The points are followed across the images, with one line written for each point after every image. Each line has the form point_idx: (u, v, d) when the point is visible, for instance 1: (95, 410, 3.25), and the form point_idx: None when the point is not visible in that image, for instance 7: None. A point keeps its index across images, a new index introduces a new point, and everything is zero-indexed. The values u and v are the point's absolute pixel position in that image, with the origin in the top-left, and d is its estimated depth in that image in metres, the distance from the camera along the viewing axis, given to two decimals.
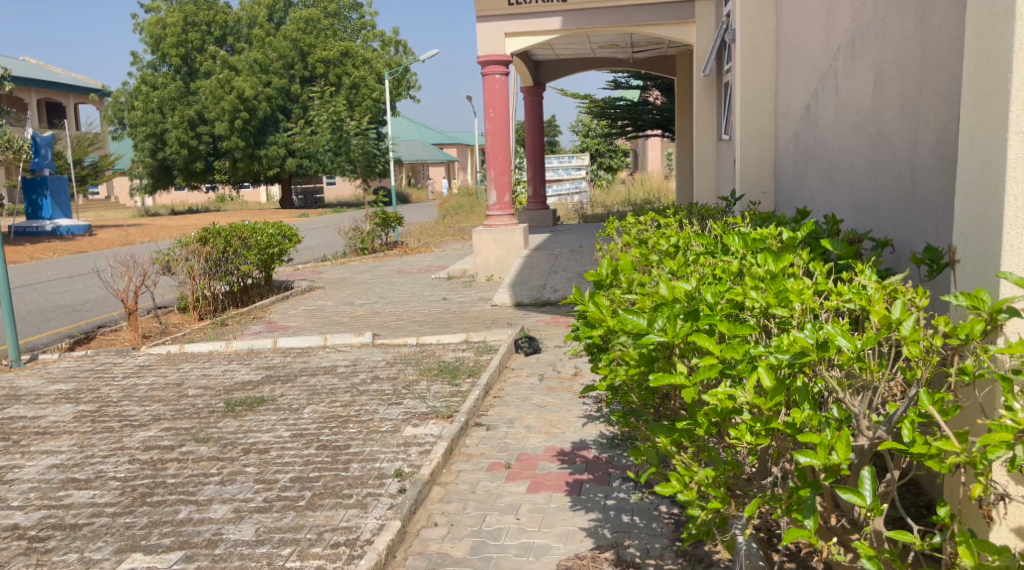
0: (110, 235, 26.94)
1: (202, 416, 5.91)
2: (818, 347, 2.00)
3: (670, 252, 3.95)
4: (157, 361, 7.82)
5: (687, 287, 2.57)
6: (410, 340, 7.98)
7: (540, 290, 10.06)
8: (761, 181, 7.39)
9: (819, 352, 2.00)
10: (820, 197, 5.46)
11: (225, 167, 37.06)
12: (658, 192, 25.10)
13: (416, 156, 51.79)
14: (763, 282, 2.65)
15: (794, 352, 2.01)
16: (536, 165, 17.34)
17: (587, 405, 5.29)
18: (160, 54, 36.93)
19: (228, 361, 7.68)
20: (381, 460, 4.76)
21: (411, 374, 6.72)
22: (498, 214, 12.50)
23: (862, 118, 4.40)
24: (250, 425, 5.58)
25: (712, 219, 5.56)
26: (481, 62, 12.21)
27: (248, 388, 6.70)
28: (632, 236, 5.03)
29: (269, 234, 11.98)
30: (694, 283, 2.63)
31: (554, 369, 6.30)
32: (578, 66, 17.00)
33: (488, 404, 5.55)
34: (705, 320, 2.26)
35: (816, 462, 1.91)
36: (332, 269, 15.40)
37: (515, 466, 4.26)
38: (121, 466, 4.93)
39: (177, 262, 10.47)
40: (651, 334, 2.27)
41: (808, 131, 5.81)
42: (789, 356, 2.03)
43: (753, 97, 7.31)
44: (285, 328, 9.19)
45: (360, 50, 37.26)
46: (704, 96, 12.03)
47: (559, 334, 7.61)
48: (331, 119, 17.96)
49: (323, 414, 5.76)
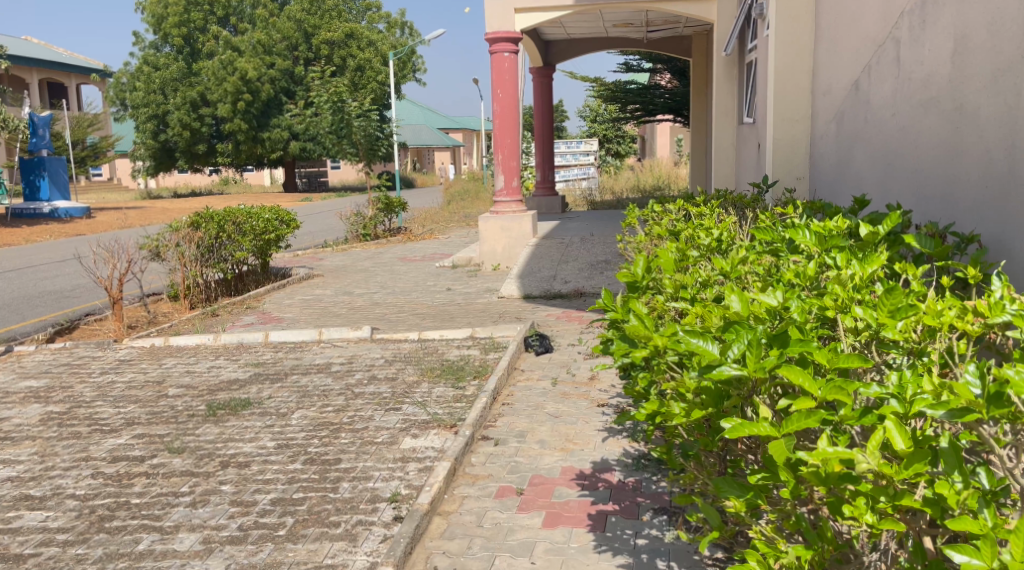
0: (109, 218, 26.49)
1: (181, 421, 5.34)
2: (990, 402, 1.45)
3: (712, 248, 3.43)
4: (139, 355, 7.26)
5: (766, 299, 2.00)
6: (412, 335, 7.43)
7: (550, 281, 9.48)
8: (793, 166, 6.84)
9: (989, 407, 1.45)
10: (870, 182, 4.91)
11: (228, 150, 36.50)
12: (668, 178, 24.46)
13: (421, 140, 51.18)
14: (862, 294, 2.08)
15: (951, 408, 1.46)
16: (545, 150, 16.70)
17: (607, 416, 4.74)
18: (162, 34, 36.36)
19: (215, 357, 7.11)
20: (375, 480, 4.18)
21: (411, 375, 6.14)
22: (506, 200, 11.89)
23: (935, 91, 3.83)
24: (231, 434, 5.01)
25: (749, 208, 5.01)
26: (489, 40, 11.60)
27: (234, 387, 6.13)
28: (661, 227, 4.46)
29: (266, 219, 11.36)
30: (772, 294, 2.06)
31: (569, 372, 5.73)
32: (589, 47, 16.35)
33: (497, 412, 4.97)
34: (800, 346, 1.69)
35: (978, 563, 1.38)
36: (332, 256, 14.83)
37: (528, 492, 3.69)
38: (83, 482, 4.37)
39: (167, 247, 9.94)
40: (724, 367, 1.70)
41: (856, 109, 5.26)
42: (944, 412, 1.48)
43: (786, 73, 6.71)
44: (279, 319, 8.64)
45: (365, 32, 36.45)
46: (724, 77, 11.48)
47: (573, 331, 7.03)
48: (332, 100, 17.23)
49: (313, 421, 5.18)
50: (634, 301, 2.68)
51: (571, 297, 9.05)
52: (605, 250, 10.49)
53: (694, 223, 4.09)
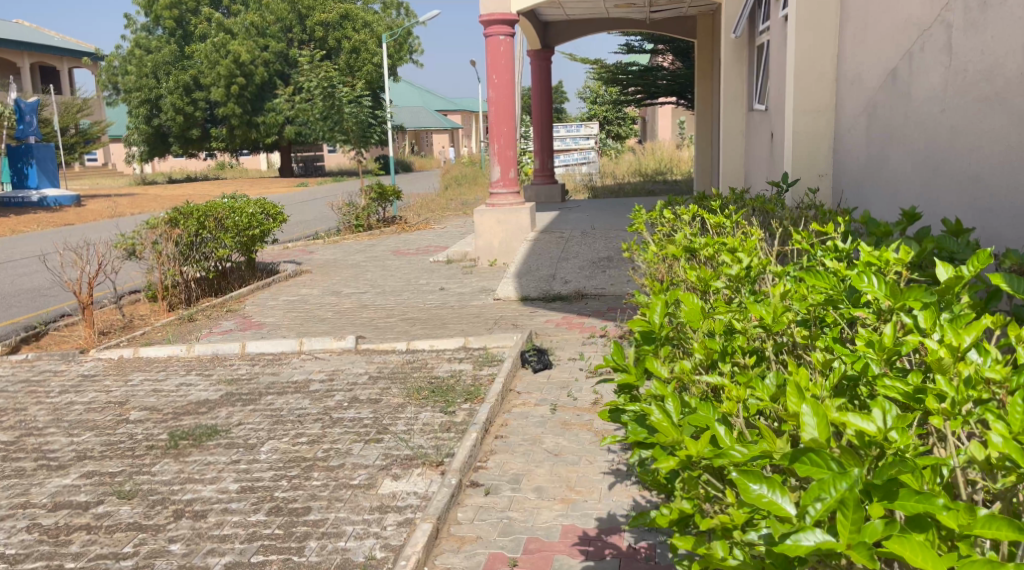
0: (100, 206, 25.84)
1: (137, 454, 4.77)
2: None
3: (738, 280, 2.96)
4: (105, 369, 6.67)
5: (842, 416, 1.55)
6: (400, 345, 6.89)
7: (549, 281, 8.93)
8: (816, 162, 6.27)
9: None
10: (911, 186, 4.45)
11: (222, 134, 35.81)
12: (670, 162, 23.88)
13: (419, 122, 50.39)
14: (972, 394, 1.61)
15: None
16: (543, 136, 16.08)
17: (613, 455, 4.20)
18: (154, 17, 35.71)
19: (186, 370, 6.53)
20: (347, 538, 3.63)
21: (396, 397, 5.58)
22: (502, 192, 11.28)
23: (1002, 88, 3.41)
24: (190, 472, 4.44)
25: (777, 216, 4.51)
26: (483, 22, 11.00)
27: (202, 410, 5.55)
28: (679, 244, 3.96)
29: (249, 214, 10.67)
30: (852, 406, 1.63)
31: (570, 396, 5.17)
32: (589, 28, 15.71)
33: (488, 448, 4.42)
34: (922, 504, 1.34)
35: None
36: (323, 249, 14.25)
37: (523, 564, 3.15)
38: (14, 539, 3.81)
39: (144, 246, 9.35)
40: (807, 533, 1.33)
41: (894, 102, 4.76)
42: None
43: (808, 59, 6.14)
44: (260, 325, 8.08)
45: (360, 13, 35.40)
46: (732, 60, 11.03)
47: (574, 343, 6.48)
48: (322, 85, 16.62)
49: (283, 456, 4.61)
50: (652, 364, 2.20)
51: (572, 299, 8.48)
52: (607, 247, 9.93)
53: (711, 241, 3.62)
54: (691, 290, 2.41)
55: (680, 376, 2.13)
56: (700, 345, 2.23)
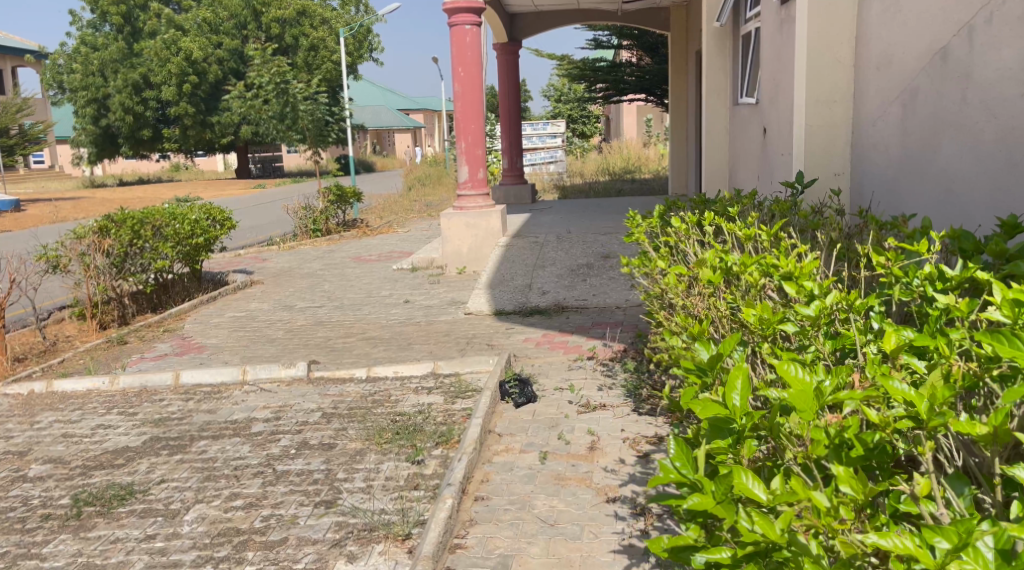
0: (42, 210, 24.45)
1: (29, 530, 3.83)
2: None
3: (814, 323, 2.21)
4: (10, 408, 5.68)
5: None
6: (358, 373, 6.02)
7: (525, 292, 8.13)
8: (830, 158, 5.47)
9: None
10: (979, 183, 3.73)
11: (175, 135, 34.46)
12: (638, 160, 23.26)
13: (380, 122, 49.32)
14: None
15: None
16: (512, 134, 15.23)
17: (622, 524, 3.39)
18: (100, 13, 34.36)
19: (108, 408, 5.57)
20: None
21: (353, 442, 4.71)
22: (470, 194, 10.40)
23: None
24: (89, 556, 3.54)
25: (819, 227, 3.70)
26: (447, 11, 10.14)
27: (120, 461, 4.62)
28: (708, 264, 3.14)
29: (191, 221, 9.69)
30: None
31: (561, 439, 4.36)
32: (557, 20, 14.94)
33: (468, 516, 3.57)
34: None
35: None
36: (277, 256, 13.28)
37: None
38: None
39: (70, 259, 8.32)
40: None
41: (942, 86, 4.04)
42: None
43: (821, 40, 5.35)
44: (200, 348, 7.15)
45: (318, 9, 34.32)
46: (716, 51, 10.32)
47: (558, 369, 5.66)
48: (275, 81, 15.57)
49: (211, 529, 3.72)
50: (742, 479, 1.71)
51: (551, 312, 7.68)
52: (586, 252, 9.17)
53: (747, 264, 2.87)
54: (791, 362, 1.79)
55: (823, 523, 1.59)
56: (843, 467, 1.63)
